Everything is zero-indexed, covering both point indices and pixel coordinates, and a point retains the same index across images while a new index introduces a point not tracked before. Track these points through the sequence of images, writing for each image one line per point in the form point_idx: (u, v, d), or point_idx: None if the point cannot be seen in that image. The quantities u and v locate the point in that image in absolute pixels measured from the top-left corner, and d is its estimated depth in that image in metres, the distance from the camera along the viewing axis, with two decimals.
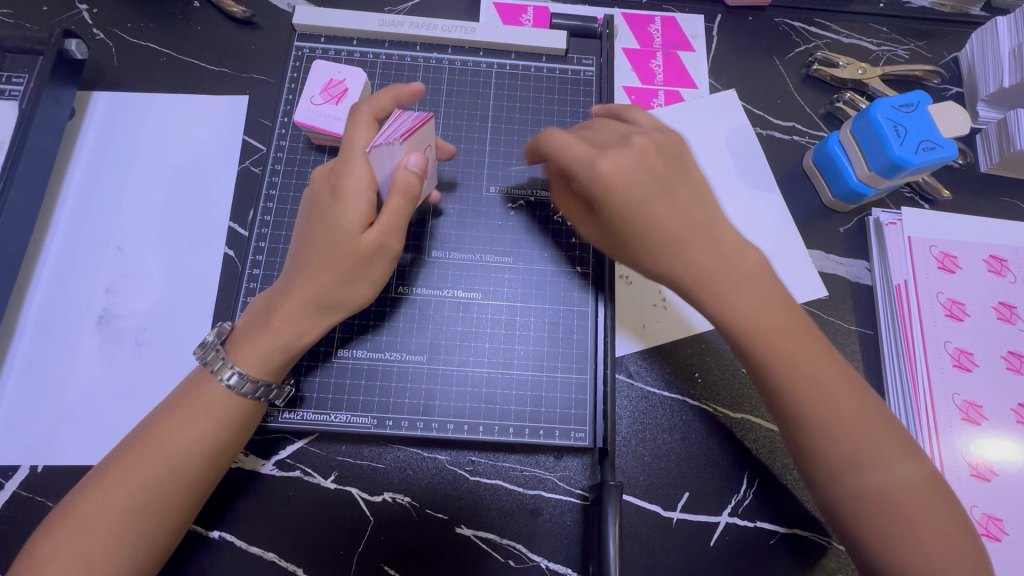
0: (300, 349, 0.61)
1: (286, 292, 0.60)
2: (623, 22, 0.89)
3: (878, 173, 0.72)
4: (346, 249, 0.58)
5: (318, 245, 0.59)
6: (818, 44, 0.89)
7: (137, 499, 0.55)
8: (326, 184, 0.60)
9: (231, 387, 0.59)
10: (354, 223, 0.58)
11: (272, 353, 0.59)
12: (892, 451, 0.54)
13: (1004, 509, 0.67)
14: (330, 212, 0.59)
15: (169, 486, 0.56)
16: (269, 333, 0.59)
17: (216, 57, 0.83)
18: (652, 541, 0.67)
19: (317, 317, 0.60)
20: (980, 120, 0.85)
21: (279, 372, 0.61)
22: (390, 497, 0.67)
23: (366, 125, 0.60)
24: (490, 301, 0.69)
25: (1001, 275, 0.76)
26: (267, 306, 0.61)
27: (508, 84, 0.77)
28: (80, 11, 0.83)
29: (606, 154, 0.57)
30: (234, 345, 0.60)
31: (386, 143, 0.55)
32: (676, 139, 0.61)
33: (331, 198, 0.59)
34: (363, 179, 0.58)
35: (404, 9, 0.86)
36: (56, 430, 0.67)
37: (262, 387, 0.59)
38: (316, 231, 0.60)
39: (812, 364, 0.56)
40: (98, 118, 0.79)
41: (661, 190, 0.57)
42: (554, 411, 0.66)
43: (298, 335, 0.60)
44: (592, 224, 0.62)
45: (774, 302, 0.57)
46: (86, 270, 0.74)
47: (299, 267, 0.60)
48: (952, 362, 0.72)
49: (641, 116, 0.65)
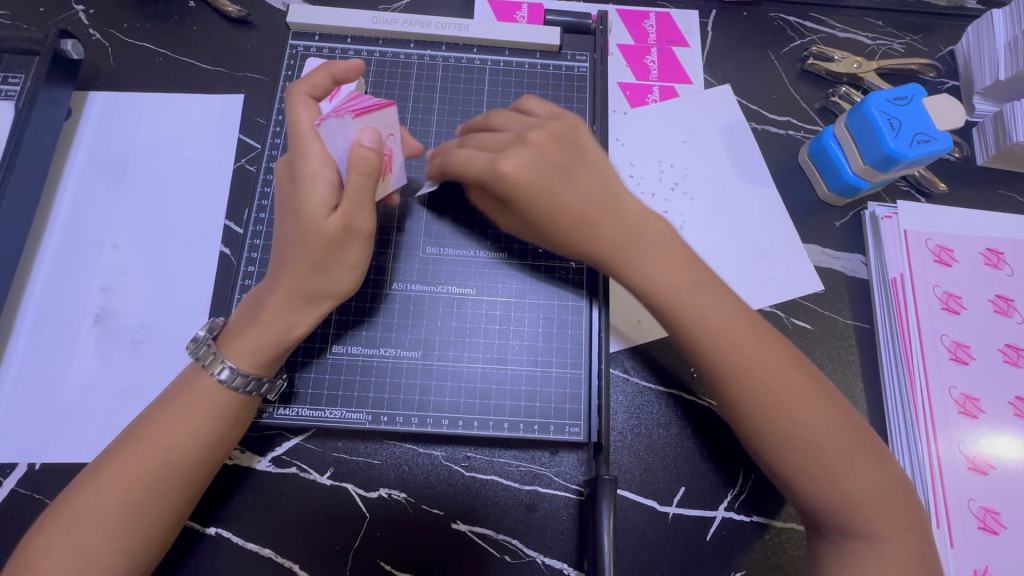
0: (290, 344, 0.61)
1: (271, 285, 0.60)
2: (617, 18, 0.89)
3: (873, 166, 0.72)
4: (316, 235, 0.57)
5: (290, 234, 0.58)
6: (813, 39, 0.89)
7: (133, 494, 0.55)
8: (287, 175, 0.59)
9: (223, 382, 0.59)
10: (317, 207, 0.56)
11: (263, 345, 0.59)
12: (843, 450, 0.54)
13: (1002, 503, 0.67)
14: (293, 202, 0.58)
15: (165, 481, 0.56)
16: (259, 328, 0.59)
17: (211, 57, 0.83)
18: (648, 536, 0.67)
19: (305, 307, 0.60)
20: (976, 114, 0.85)
21: (271, 366, 0.61)
22: (386, 493, 0.67)
23: (306, 104, 0.57)
24: (483, 297, 0.69)
25: (998, 267, 0.76)
26: (253, 303, 0.61)
27: (502, 81, 0.77)
28: (77, 11, 0.84)
29: (507, 154, 0.57)
30: (225, 340, 0.61)
31: (338, 116, 0.54)
32: (570, 125, 0.60)
33: (292, 188, 0.58)
34: (318, 161, 0.56)
35: (399, 7, 0.86)
36: (53, 428, 0.68)
37: (253, 381, 0.59)
38: (287, 221, 0.59)
39: (758, 365, 0.55)
40: (94, 118, 0.80)
41: (563, 180, 0.57)
42: (549, 405, 0.66)
43: (287, 327, 0.60)
44: (510, 219, 0.62)
45: (701, 292, 0.57)
46: (83, 269, 0.74)
47: (281, 259, 0.60)
48: (948, 355, 0.71)
49: (534, 103, 0.63)
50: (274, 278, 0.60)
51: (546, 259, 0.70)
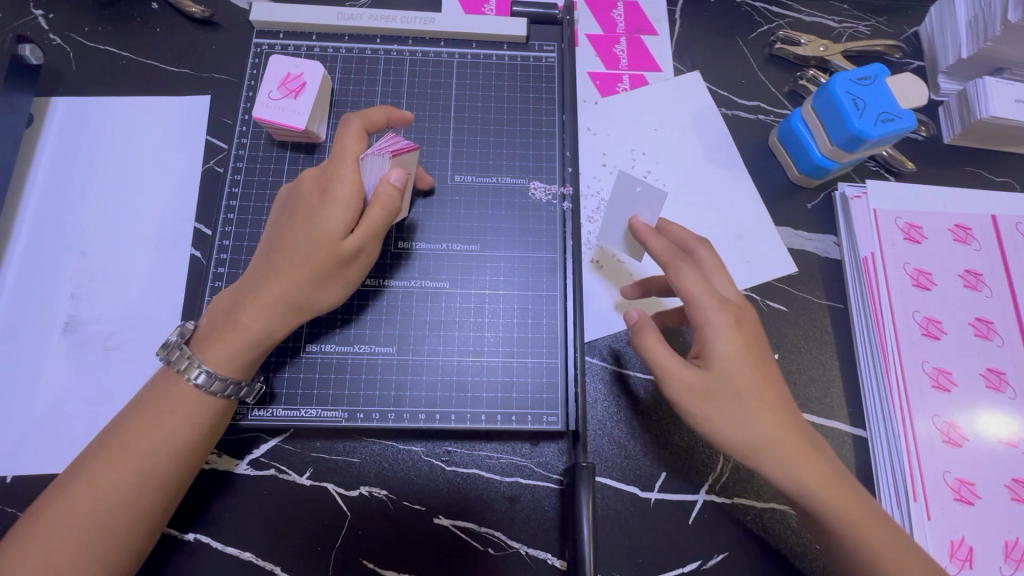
0: (270, 336, 0.60)
1: (255, 289, 0.59)
2: (586, 8, 0.89)
3: (840, 147, 0.72)
4: (322, 250, 0.58)
5: (294, 242, 0.59)
6: (780, 23, 0.90)
7: (107, 503, 0.54)
8: (313, 186, 0.61)
9: (200, 387, 0.58)
10: (334, 226, 0.58)
11: (240, 341, 0.59)
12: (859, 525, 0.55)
13: (976, 474, 0.67)
14: (311, 213, 0.60)
15: (139, 490, 0.56)
16: (235, 331, 0.59)
17: (177, 58, 0.82)
18: (630, 522, 0.67)
19: (288, 316, 0.59)
20: (941, 92, 0.86)
21: (246, 370, 0.60)
22: (366, 491, 0.67)
23: (356, 136, 0.61)
24: (458, 290, 0.69)
25: (966, 243, 0.76)
26: (235, 296, 0.60)
27: (471, 74, 0.77)
28: (35, 16, 0.82)
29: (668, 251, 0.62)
30: (200, 339, 0.60)
31: (376, 154, 0.61)
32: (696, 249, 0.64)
33: (316, 201, 0.60)
34: (349, 185, 0.59)
35: (366, 3, 0.86)
36: (24, 439, 0.66)
37: (231, 385, 0.59)
38: (293, 232, 0.60)
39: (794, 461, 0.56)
40: (57, 124, 0.78)
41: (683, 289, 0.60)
42: (525, 396, 0.66)
43: (266, 331, 0.59)
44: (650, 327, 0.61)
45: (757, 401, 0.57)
46: (51, 276, 0.73)
47: (271, 266, 0.59)
48: (920, 331, 0.72)
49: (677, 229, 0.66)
50: (267, 274, 0.59)
51: (519, 252, 0.71)
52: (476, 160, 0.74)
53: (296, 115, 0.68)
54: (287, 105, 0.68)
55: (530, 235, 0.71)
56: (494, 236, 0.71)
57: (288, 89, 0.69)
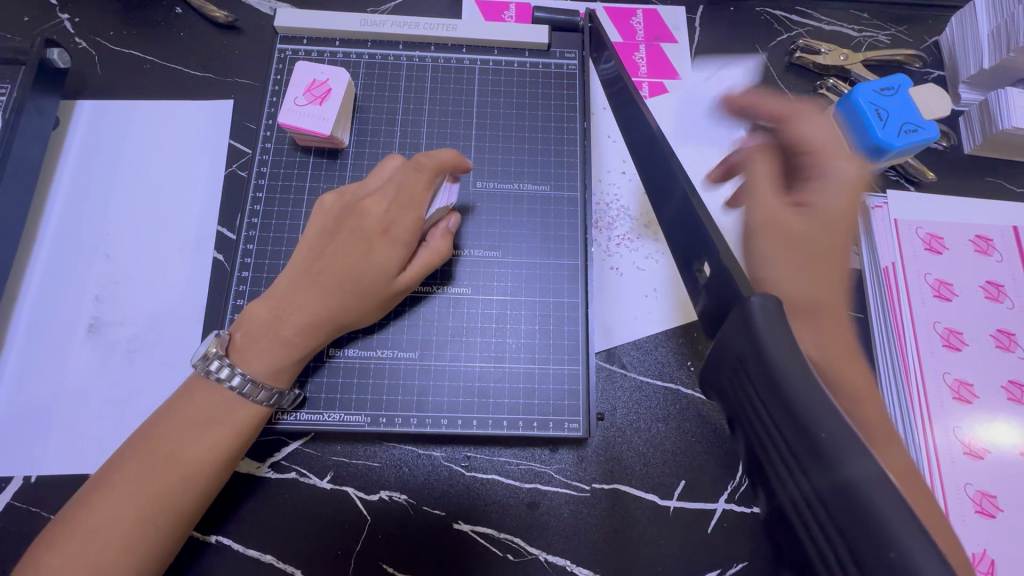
0: (313, 351, 0.63)
1: (301, 311, 0.61)
2: (605, 16, 0.90)
3: (862, 156, 0.72)
4: (378, 288, 0.62)
5: (348, 275, 0.61)
6: (800, 32, 0.90)
7: (150, 511, 0.55)
8: (370, 216, 0.62)
9: (246, 395, 0.59)
10: (390, 266, 0.62)
11: (286, 361, 0.61)
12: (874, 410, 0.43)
13: (999, 488, 0.67)
14: (367, 248, 0.62)
15: (183, 498, 0.56)
16: (282, 349, 0.60)
17: (200, 63, 0.83)
18: (650, 529, 0.67)
19: (331, 335, 0.63)
20: (962, 103, 0.85)
21: (290, 381, 0.63)
22: (386, 495, 0.67)
23: (424, 178, 0.63)
24: (480, 296, 0.69)
25: (987, 254, 0.76)
26: (278, 312, 0.61)
27: (493, 80, 0.78)
28: (62, 20, 0.83)
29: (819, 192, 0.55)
30: (240, 350, 0.61)
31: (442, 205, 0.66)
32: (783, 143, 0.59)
33: (373, 233, 0.62)
34: (410, 225, 0.63)
35: (388, 9, 0.86)
36: (47, 439, 0.67)
37: (276, 394, 0.61)
38: (346, 262, 0.62)
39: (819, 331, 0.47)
40: (83, 127, 0.79)
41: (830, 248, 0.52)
42: (548, 402, 0.66)
43: (314, 351, 0.63)
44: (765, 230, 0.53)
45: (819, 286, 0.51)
46: (76, 278, 0.73)
47: (320, 290, 0.61)
48: (941, 341, 0.72)
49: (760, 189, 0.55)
50: (317, 304, 0.61)
51: (541, 257, 0.71)
52: (497, 167, 0.74)
53: (321, 121, 0.68)
54: (311, 110, 0.69)
55: (551, 241, 0.72)
56: (515, 241, 0.71)
57: (314, 95, 0.69)
